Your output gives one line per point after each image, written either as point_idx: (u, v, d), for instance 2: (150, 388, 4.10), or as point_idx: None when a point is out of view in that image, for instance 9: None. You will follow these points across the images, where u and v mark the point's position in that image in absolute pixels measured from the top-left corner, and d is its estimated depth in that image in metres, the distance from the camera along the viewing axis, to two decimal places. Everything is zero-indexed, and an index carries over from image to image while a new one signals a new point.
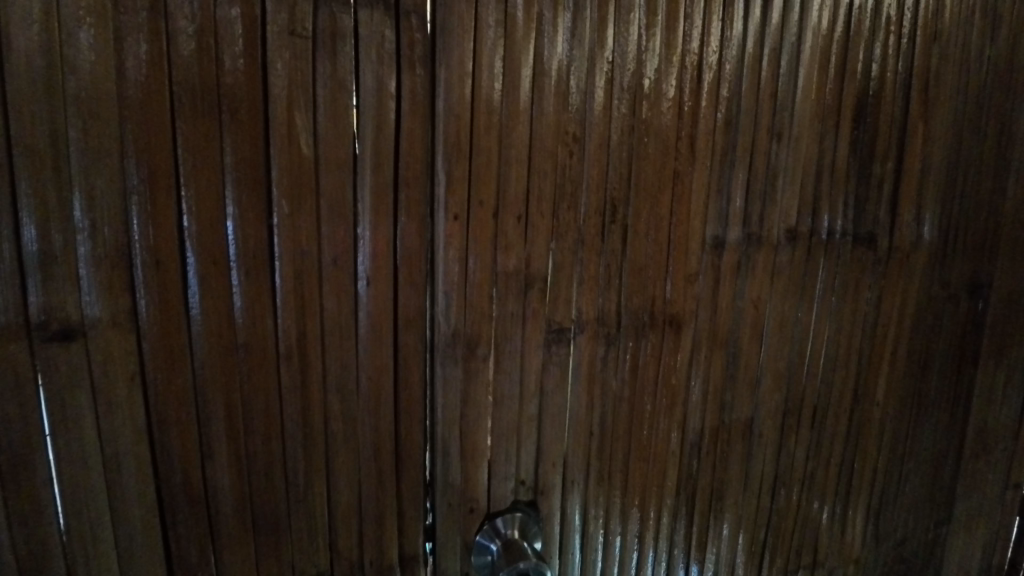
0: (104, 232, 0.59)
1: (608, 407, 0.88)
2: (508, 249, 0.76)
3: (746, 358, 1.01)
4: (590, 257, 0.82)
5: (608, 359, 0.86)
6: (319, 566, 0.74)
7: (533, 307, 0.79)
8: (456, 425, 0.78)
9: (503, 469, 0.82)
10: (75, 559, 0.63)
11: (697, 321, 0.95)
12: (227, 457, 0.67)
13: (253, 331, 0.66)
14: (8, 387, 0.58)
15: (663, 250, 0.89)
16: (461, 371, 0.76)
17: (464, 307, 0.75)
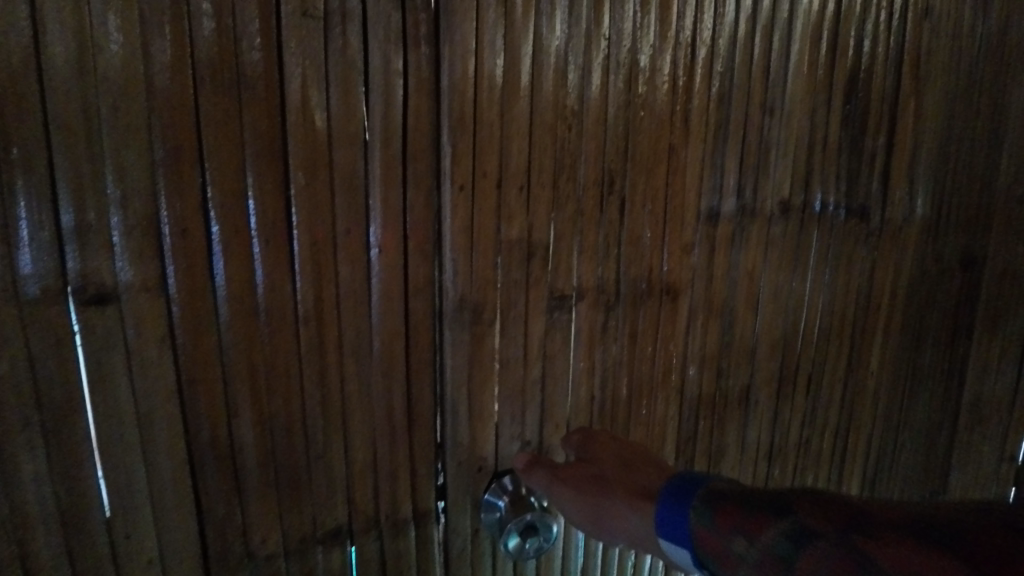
0: (134, 203, 0.64)
1: (608, 371, 0.94)
2: (512, 220, 0.80)
3: (742, 329, 1.10)
4: (590, 227, 0.86)
5: (608, 325, 0.91)
6: (338, 520, 0.79)
7: (535, 276, 0.83)
8: (465, 388, 0.82)
9: (509, 430, 0.87)
10: (113, 509, 0.68)
11: (693, 289, 1.00)
12: (251, 416, 0.72)
13: (273, 297, 0.70)
14: (50, 346, 0.62)
15: (660, 221, 0.93)
16: (469, 335, 0.80)
17: (470, 274, 0.79)
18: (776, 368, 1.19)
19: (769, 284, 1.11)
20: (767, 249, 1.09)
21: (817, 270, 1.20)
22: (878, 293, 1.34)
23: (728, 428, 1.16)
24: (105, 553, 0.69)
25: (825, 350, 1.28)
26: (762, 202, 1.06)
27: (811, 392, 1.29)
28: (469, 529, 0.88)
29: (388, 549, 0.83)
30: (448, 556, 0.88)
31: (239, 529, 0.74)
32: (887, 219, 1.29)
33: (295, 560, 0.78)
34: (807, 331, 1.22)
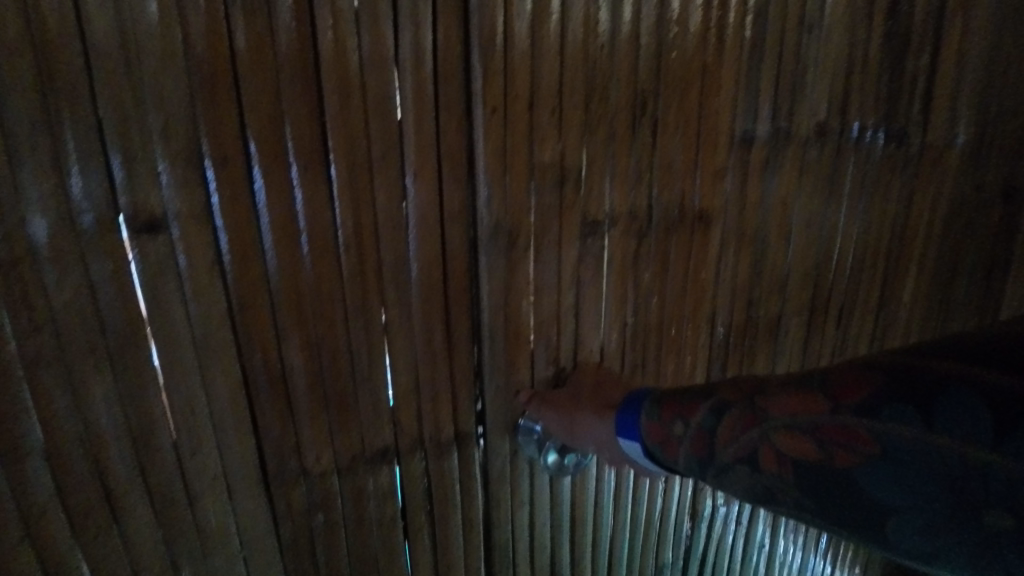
0: (176, 131, 0.64)
1: (639, 298, 0.96)
2: (544, 144, 0.81)
3: (774, 259, 1.09)
4: (621, 152, 0.86)
5: (641, 252, 0.93)
6: (385, 438, 0.85)
7: (568, 202, 0.85)
8: (501, 312, 0.85)
9: (544, 354, 0.92)
10: (178, 428, 0.73)
11: (726, 216, 0.99)
12: (299, 341, 0.75)
13: (315, 224, 0.72)
14: (109, 273, 0.65)
15: (692, 145, 0.92)
16: (504, 261, 0.83)
17: (504, 200, 0.80)
18: (807, 299, 1.19)
19: (802, 212, 1.10)
20: (802, 176, 1.07)
21: (853, 198, 1.17)
22: (915, 223, 1.30)
23: (758, 359, 1.17)
24: (175, 470, 0.74)
25: (859, 281, 1.27)
26: (798, 126, 1.03)
27: (841, 324, 1.28)
28: (509, 451, 0.95)
29: (433, 466, 0.90)
30: (492, 475, 0.96)
31: (295, 447, 0.80)
32: (926, 144, 1.24)
33: (347, 476, 0.84)
34: (839, 262, 1.21)
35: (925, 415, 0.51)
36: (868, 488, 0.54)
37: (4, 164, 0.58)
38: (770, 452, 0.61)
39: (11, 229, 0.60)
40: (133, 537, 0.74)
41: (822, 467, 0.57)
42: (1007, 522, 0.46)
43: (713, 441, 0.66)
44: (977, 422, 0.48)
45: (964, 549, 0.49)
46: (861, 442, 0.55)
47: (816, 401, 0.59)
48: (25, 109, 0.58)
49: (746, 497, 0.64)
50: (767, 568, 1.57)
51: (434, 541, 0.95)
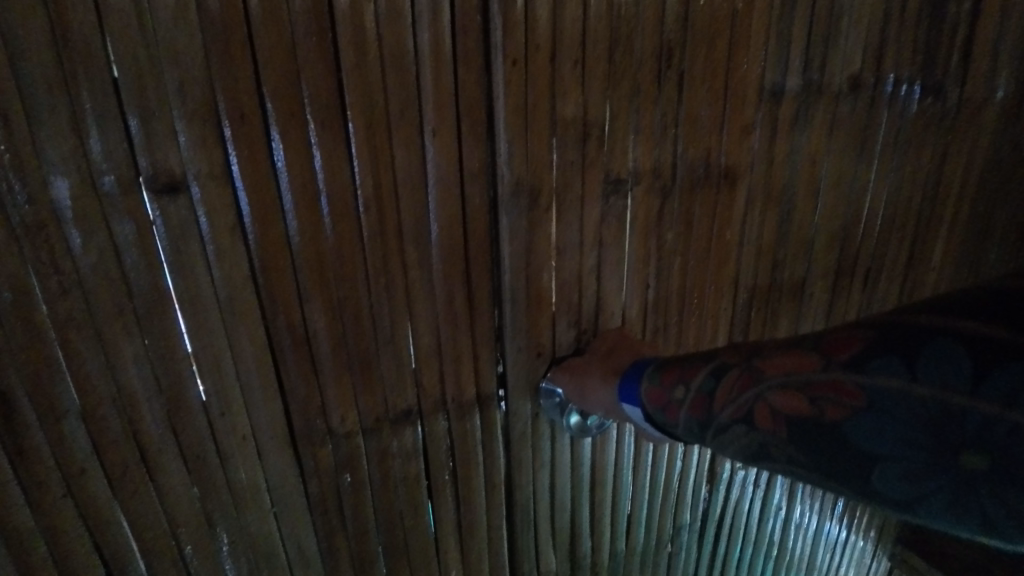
0: (191, 87, 0.63)
1: (663, 258, 0.94)
2: (566, 97, 0.78)
3: (801, 219, 1.06)
4: (647, 106, 0.83)
5: (664, 211, 0.91)
6: (408, 400, 0.86)
7: (591, 159, 0.83)
8: (523, 273, 0.85)
9: (565, 316, 0.91)
10: (206, 389, 0.74)
11: (752, 173, 0.96)
12: (321, 302, 0.75)
13: (334, 184, 0.71)
14: (133, 235, 0.65)
15: (719, 99, 0.88)
16: (525, 221, 0.82)
17: (525, 158, 0.79)
18: (833, 261, 1.16)
19: (831, 170, 1.06)
20: (833, 132, 1.02)
21: (886, 155, 1.12)
22: (950, 181, 1.25)
23: (781, 322, 1.15)
24: (205, 430, 0.76)
25: (887, 243, 1.23)
26: (831, 77, 0.98)
27: (868, 287, 1.25)
28: (529, 413, 0.96)
29: (455, 427, 0.91)
30: (514, 438, 0.97)
31: (320, 408, 0.81)
32: (965, 96, 1.17)
33: (372, 437, 0.86)
34: (868, 222, 1.17)
35: (911, 365, 0.49)
36: (856, 442, 0.52)
37: (24, 124, 0.58)
38: (762, 410, 0.59)
39: (35, 190, 0.60)
40: (168, 493, 0.76)
41: (814, 423, 0.55)
42: (980, 463, 0.45)
43: (712, 403, 0.64)
44: (958, 370, 0.46)
45: (942, 496, 0.48)
46: (849, 395, 0.53)
47: (808, 360, 0.57)
48: (41, 68, 0.57)
49: (741, 459, 0.62)
50: (784, 531, 1.59)
51: (457, 500, 0.97)
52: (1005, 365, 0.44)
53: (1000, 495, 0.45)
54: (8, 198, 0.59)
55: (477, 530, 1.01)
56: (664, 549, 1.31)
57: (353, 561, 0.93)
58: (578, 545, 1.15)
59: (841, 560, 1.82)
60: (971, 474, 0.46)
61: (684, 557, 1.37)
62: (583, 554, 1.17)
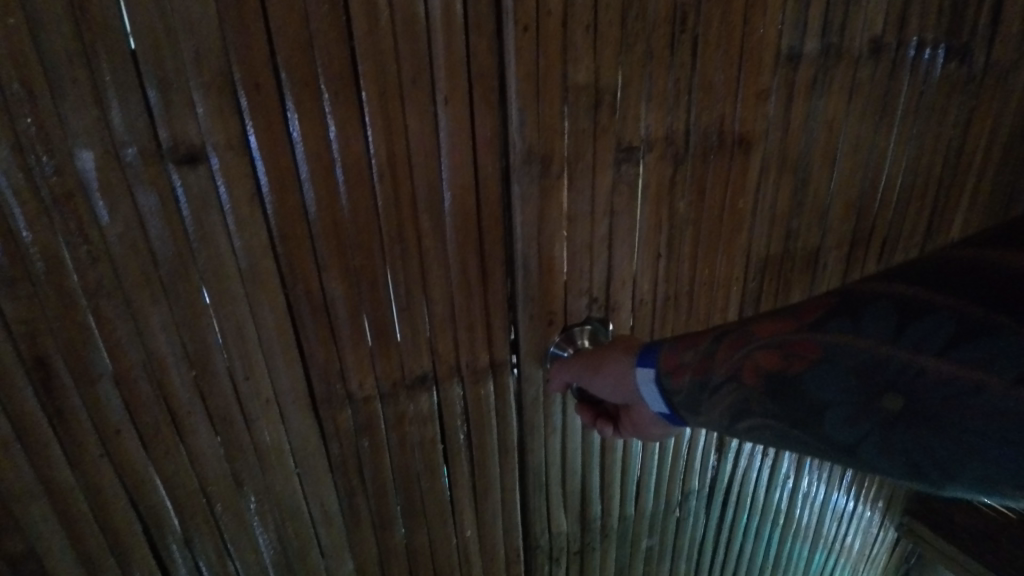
0: (207, 57, 0.64)
1: (675, 227, 0.94)
2: (578, 62, 0.78)
3: (816, 188, 1.05)
4: (660, 71, 0.82)
5: (676, 179, 0.91)
6: (424, 366, 0.88)
7: (603, 126, 0.82)
8: (535, 242, 0.86)
9: (578, 285, 0.93)
10: (230, 354, 0.77)
11: (767, 141, 0.95)
12: (338, 271, 0.77)
13: (348, 152, 0.72)
14: (156, 205, 0.67)
15: (735, 65, 0.87)
16: (537, 190, 0.83)
17: (538, 125, 0.79)
18: (848, 230, 1.15)
19: (849, 137, 1.04)
20: (851, 97, 1.00)
21: (906, 121, 1.10)
22: (975, 148, 1.21)
23: (794, 292, 1.15)
24: (230, 394, 0.79)
25: (905, 213, 1.21)
26: (851, 40, 0.95)
27: (884, 257, 1.24)
28: (541, 379, 0.98)
29: (469, 393, 0.94)
30: (529, 404, 1.00)
31: (339, 374, 0.84)
32: (994, 58, 1.13)
33: (389, 402, 0.89)
34: (886, 191, 1.15)
35: (854, 320, 0.52)
36: (812, 392, 0.53)
37: (49, 97, 0.60)
38: (749, 370, 0.59)
39: (63, 162, 0.62)
40: (198, 453, 0.80)
41: (787, 377, 0.56)
42: (900, 404, 0.48)
43: (706, 363, 0.64)
44: (887, 319, 0.50)
45: (878, 441, 0.49)
46: (807, 350, 0.55)
47: (784, 323, 0.58)
48: (62, 40, 0.58)
49: (728, 419, 0.61)
50: (792, 499, 1.62)
51: (472, 464, 1.00)
52: (927, 318, 0.48)
53: (925, 440, 0.46)
54: (37, 170, 0.61)
55: (490, 493, 1.05)
56: (672, 514, 1.35)
57: (373, 519, 0.97)
58: (589, 509, 1.19)
59: (848, 528, 1.85)
60: (893, 416, 0.48)
61: (693, 522, 1.41)
62: (593, 517, 1.21)
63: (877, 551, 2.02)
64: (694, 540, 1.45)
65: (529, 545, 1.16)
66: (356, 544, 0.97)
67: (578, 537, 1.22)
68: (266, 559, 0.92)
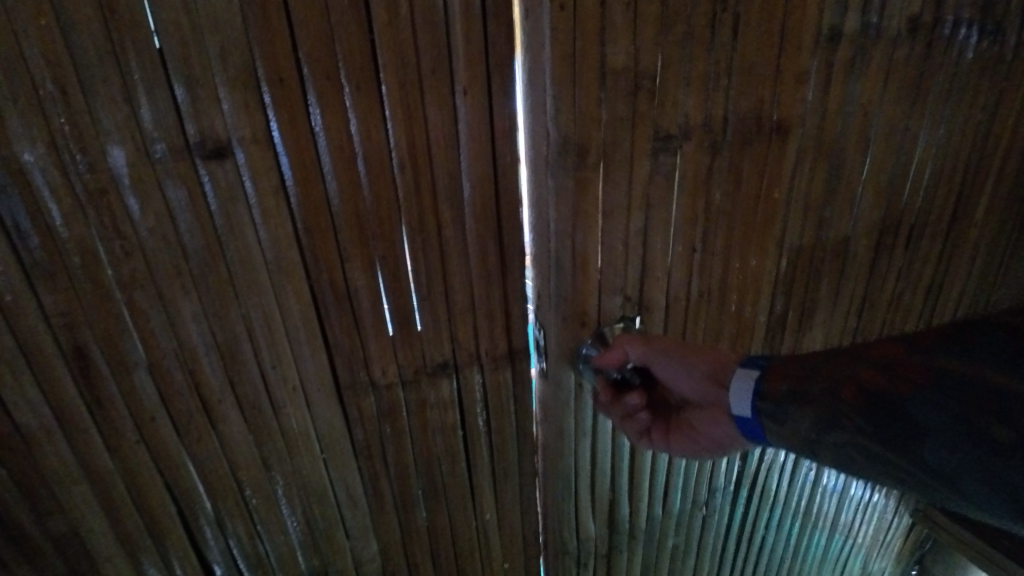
0: (232, 53, 0.65)
1: (710, 219, 0.95)
2: (617, 43, 0.77)
3: (850, 174, 1.04)
4: (699, 54, 0.81)
5: (714, 169, 0.90)
6: (444, 354, 0.90)
7: (640, 113, 0.82)
8: (568, 239, 0.86)
9: (612, 283, 0.93)
10: (258, 344, 0.79)
11: (804, 126, 0.94)
12: (361, 261, 0.79)
13: (370, 144, 0.73)
14: (185, 199, 0.69)
15: (774, 47, 0.85)
16: (573, 182, 0.83)
17: (574, 112, 0.79)
18: (879, 218, 1.14)
19: (883, 121, 1.02)
20: (888, 79, 0.98)
21: (942, 103, 1.08)
22: (1005, 130, 1.19)
23: (823, 284, 1.15)
24: (258, 383, 0.82)
25: (934, 198, 1.19)
26: (890, 19, 0.93)
27: (911, 244, 1.23)
28: (573, 383, 0.98)
29: (489, 380, 0.95)
30: (560, 409, 1.00)
31: (362, 362, 0.86)
32: None
33: (411, 388, 0.91)
34: (917, 176, 1.14)
35: (967, 349, 0.54)
36: (912, 413, 0.56)
37: (81, 96, 0.62)
38: (852, 385, 0.62)
39: (96, 159, 0.64)
40: (228, 438, 0.83)
41: (887, 395, 0.59)
42: (1009, 436, 0.48)
43: (807, 376, 0.68)
44: (999, 347, 0.52)
45: (976, 470, 0.50)
46: (913, 372, 0.57)
47: (896, 347, 0.61)
48: (92, 40, 0.60)
49: (812, 429, 0.64)
50: (814, 494, 1.62)
51: (491, 449, 1.02)
52: None
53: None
54: (72, 167, 0.64)
55: (510, 477, 1.07)
56: (699, 511, 1.36)
57: (396, 502, 1.00)
58: (618, 506, 1.20)
59: (865, 517, 1.85)
60: (999, 446, 0.48)
61: (718, 519, 1.42)
62: (621, 519, 1.23)
63: (892, 538, 2.03)
64: (718, 535, 1.47)
65: (556, 539, 1.19)
66: (379, 527, 1.01)
67: (606, 535, 1.24)
68: (293, 539, 0.96)
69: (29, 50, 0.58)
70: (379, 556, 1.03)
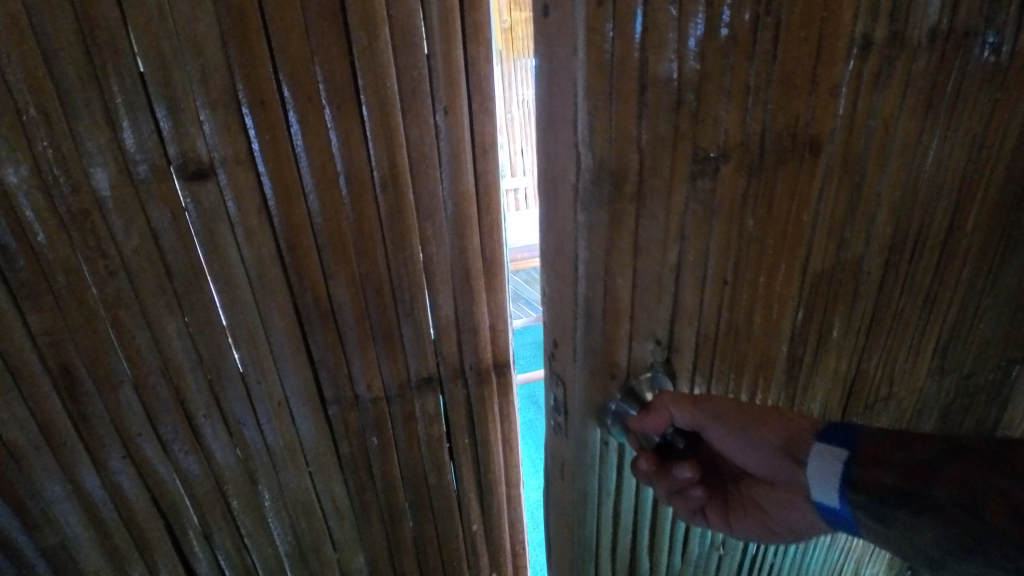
0: (213, 76, 0.66)
1: (742, 246, 0.88)
2: (660, 51, 0.67)
3: (868, 187, 1.03)
4: (742, 63, 0.74)
5: (749, 192, 0.84)
6: (430, 368, 0.91)
7: (681, 133, 0.74)
8: (601, 283, 0.76)
9: (644, 329, 0.84)
10: (243, 360, 0.80)
11: (834, 141, 0.91)
12: (345, 277, 0.80)
13: (351, 163, 0.74)
14: (167, 219, 0.70)
15: (813, 57, 0.79)
16: (607, 216, 0.73)
17: (608, 130, 0.68)
18: (890, 234, 1.12)
19: (903, 135, 1.02)
20: (907, 90, 0.98)
21: (951, 117, 1.07)
22: (995, 141, 1.17)
23: (840, 304, 1.12)
24: (242, 398, 0.82)
25: (932, 211, 1.18)
26: (911, 30, 0.93)
27: (914, 259, 1.21)
28: (597, 442, 0.88)
29: (475, 393, 0.97)
30: (580, 472, 0.91)
31: (347, 377, 0.86)
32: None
33: (397, 402, 0.91)
34: (926, 189, 1.13)
35: None
36: None
37: (64, 119, 0.62)
38: (997, 502, 0.63)
39: (79, 180, 0.65)
40: (214, 453, 0.84)
41: None
42: None
43: (920, 473, 0.69)
44: None
45: None
46: None
47: None
48: (73, 64, 0.61)
49: (942, 540, 0.66)
50: None
51: (477, 460, 1.03)
52: None
53: None
54: (55, 189, 0.64)
55: (497, 489, 1.08)
56: (716, 551, 1.32)
57: (383, 515, 1.00)
58: (637, 558, 1.13)
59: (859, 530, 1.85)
60: None
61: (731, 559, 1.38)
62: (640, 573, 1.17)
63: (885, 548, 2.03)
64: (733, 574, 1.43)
65: None
66: (366, 538, 1.01)
67: None
68: (281, 551, 0.96)
69: (10, 74, 0.59)
70: (366, 567, 1.04)
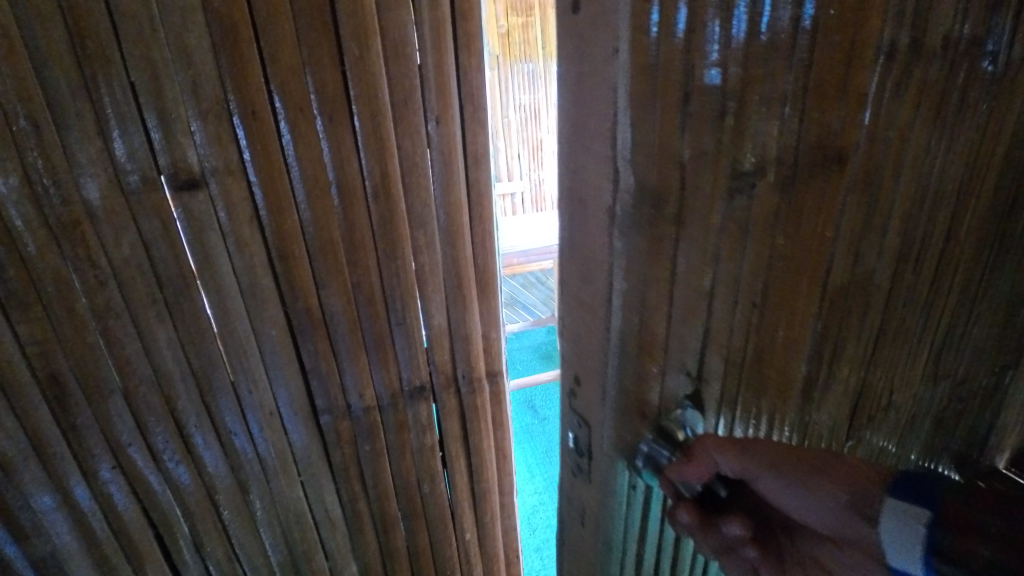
0: (204, 87, 0.66)
1: (799, 333, 0.54)
2: (748, 88, 0.40)
3: (938, 199, 0.59)
4: (853, 118, 0.45)
5: (851, 287, 0.57)
6: (422, 377, 0.91)
7: (759, 183, 0.43)
8: (602, 261, 0.45)
9: (678, 357, 0.48)
10: (234, 370, 0.80)
11: (902, 176, 0.54)
12: (337, 287, 0.79)
13: (342, 173, 0.74)
14: (158, 229, 0.70)
15: (848, 57, 0.43)
16: (642, 244, 0.43)
17: (649, 150, 0.40)
18: (974, 273, 0.66)
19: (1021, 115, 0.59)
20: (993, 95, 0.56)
21: None
22: None
23: (897, 360, 0.68)
24: (232, 408, 0.82)
25: None
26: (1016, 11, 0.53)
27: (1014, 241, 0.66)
28: (624, 485, 0.52)
29: (468, 401, 0.97)
30: (607, 516, 0.56)
31: (339, 387, 0.86)
32: None
33: (390, 411, 0.91)
34: None
35: None
36: None
37: (55, 131, 0.62)
38: None
39: (69, 192, 0.65)
40: (203, 463, 0.84)
41: None
42: None
43: None
44: None
45: None
46: None
47: None
48: (65, 77, 0.61)
49: None
50: None
51: (471, 468, 1.03)
52: None
53: None
54: (46, 200, 0.64)
55: (491, 497, 1.08)
56: None
57: (376, 524, 1.00)
58: None
59: None
60: None
61: None
62: None
63: None
64: None
65: None
66: (359, 547, 1.01)
67: None
68: (273, 561, 0.95)
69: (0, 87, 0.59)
70: None
